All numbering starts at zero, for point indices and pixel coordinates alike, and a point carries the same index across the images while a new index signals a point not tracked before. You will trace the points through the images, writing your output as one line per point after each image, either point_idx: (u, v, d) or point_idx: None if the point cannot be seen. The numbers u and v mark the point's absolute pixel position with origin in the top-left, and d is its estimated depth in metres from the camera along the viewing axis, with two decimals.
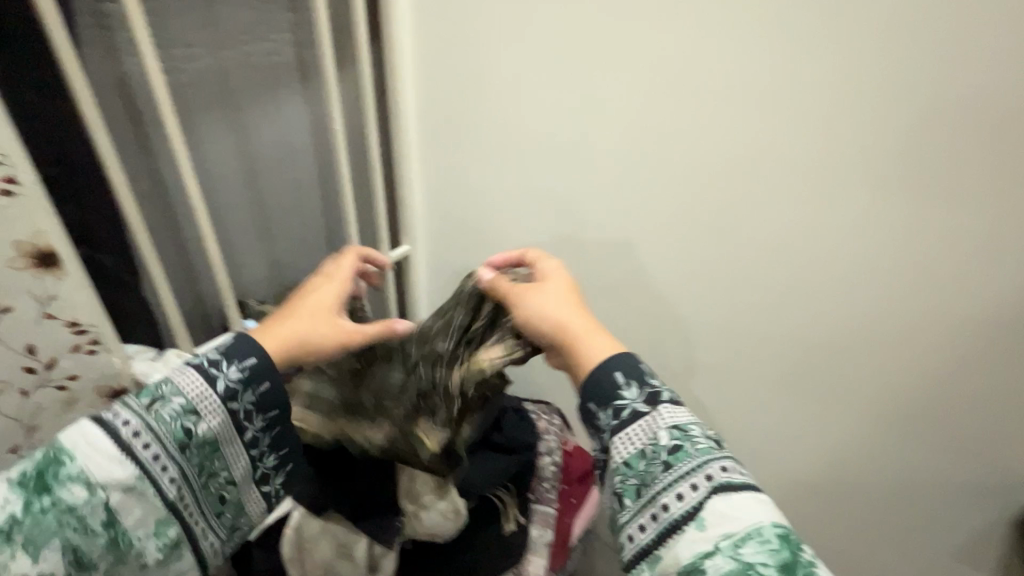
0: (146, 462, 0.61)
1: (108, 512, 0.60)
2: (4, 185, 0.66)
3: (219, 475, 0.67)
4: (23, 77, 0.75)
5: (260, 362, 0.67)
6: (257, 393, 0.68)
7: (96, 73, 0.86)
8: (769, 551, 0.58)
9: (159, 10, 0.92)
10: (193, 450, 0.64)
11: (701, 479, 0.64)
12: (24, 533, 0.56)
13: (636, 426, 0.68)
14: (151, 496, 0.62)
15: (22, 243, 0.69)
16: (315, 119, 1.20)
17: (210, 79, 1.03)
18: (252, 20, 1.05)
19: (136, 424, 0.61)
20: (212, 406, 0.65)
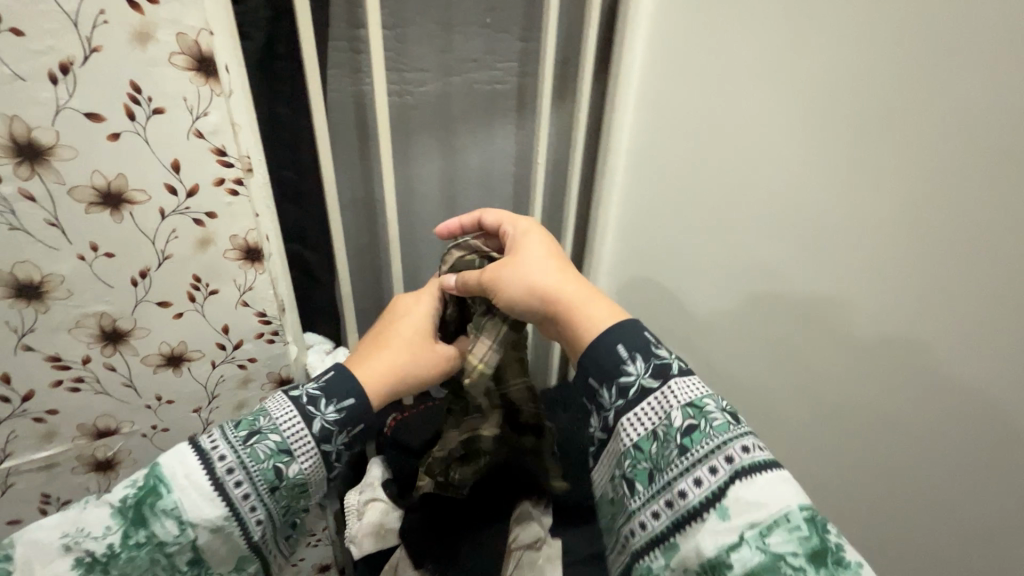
0: (245, 502, 0.66)
1: (194, 548, 0.64)
2: (233, 186, 0.73)
3: (301, 510, 0.71)
4: (280, 93, 0.84)
5: (356, 404, 0.73)
6: (348, 433, 0.72)
7: (340, 92, 0.95)
8: (799, 531, 0.56)
9: (402, 37, 0.97)
10: (282, 492, 0.68)
11: (723, 460, 0.62)
12: (119, 549, 0.62)
13: (647, 406, 0.67)
14: (236, 534, 0.66)
15: (237, 237, 0.77)
16: (520, 147, 1.19)
17: (433, 103, 1.06)
18: (483, 48, 1.06)
19: (230, 460, 0.65)
20: (303, 446, 0.69)
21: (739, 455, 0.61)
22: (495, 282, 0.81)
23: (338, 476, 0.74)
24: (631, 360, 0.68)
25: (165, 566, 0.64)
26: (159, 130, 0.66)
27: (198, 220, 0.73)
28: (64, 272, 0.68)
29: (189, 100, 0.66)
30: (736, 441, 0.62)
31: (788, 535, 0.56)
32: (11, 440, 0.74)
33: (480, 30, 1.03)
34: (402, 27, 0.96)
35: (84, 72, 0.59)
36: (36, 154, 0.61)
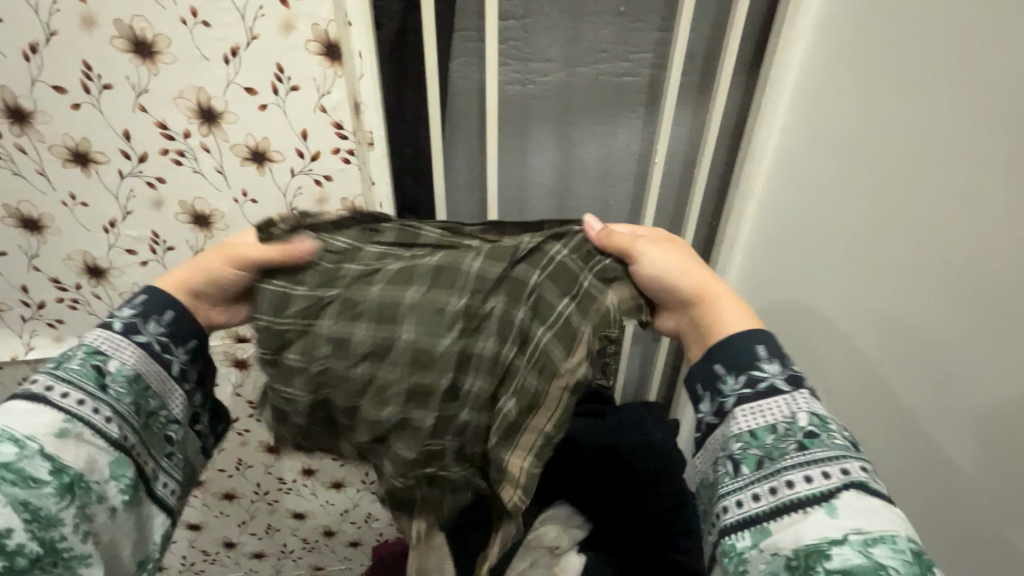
0: (67, 407, 0.60)
1: (43, 459, 0.57)
2: (347, 155, 0.86)
3: (153, 413, 0.66)
4: (406, 77, 0.94)
5: (156, 298, 0.67)
6: (168, 320, 0.67)
7: (464, 78, 1.01)
8: (905, 552, 0.48)
9: (531, 26, 0.99)
10: (117, 389, 0.63)
11: (848, 471, 0.52)
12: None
13: (770, 402, 0.57)
14: (85, 438, 0.60)
15: (347, 200, 0.91)
16: (645, 144, 1.14)
17: (555, 93, 1.06)
18: (616, 38, 1.02)
19: (47, 381, 0.61)
20: (121, 342, 0.64)
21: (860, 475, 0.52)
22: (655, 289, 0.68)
23: (185, 368, 0.69)
24: (755, 367, 0.59)
25: (17, 483, 0.55)
26: (296, 104, 0.80)
27: (317, 180, 0.88)
28: (224, 209, 0.88)
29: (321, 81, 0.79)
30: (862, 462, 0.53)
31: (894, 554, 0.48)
32: None
33: (614, 19, 1.00)
34: (533, 17, 0.98)
35: (247, 54, 0.76)
36: (212, 117, 0.80)
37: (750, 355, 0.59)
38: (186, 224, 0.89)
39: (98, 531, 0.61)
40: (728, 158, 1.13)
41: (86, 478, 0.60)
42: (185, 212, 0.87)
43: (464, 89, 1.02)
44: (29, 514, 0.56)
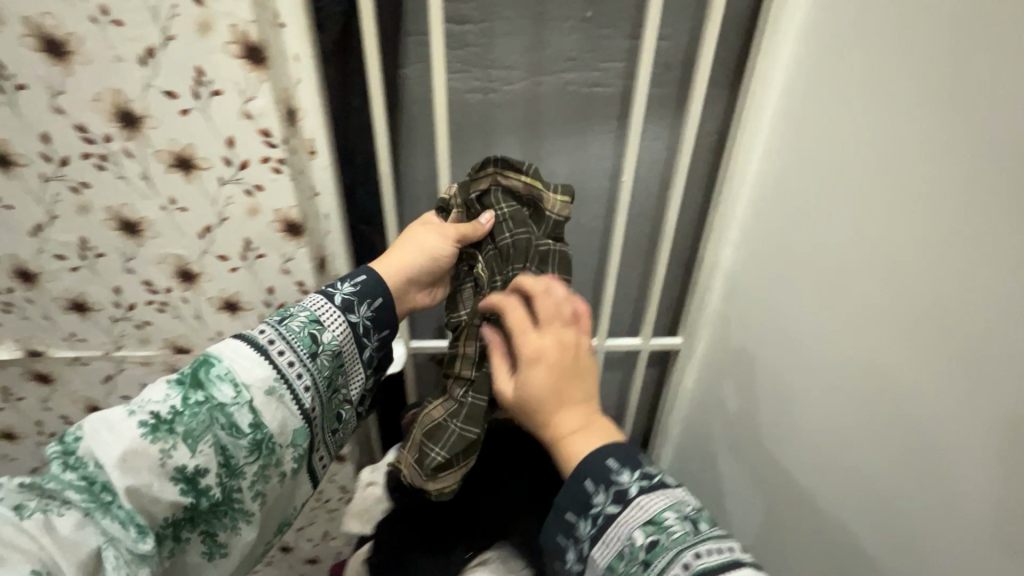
0: (284, 362, 0.68)
1: (252, 412, 0.65)
2: (276, 165, 0.81)
3: (339, 382, 0.74)
4: (351, 84, 0.88)
5: (369, 283, 0.78)
6: (372, 305, 0.77)
7: (418, 86, 0.95)
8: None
9: (490, 32, 0.92)
10: (320, 359, 0.71)
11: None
12: (181, 433, 0.62)
13: (611, 530, 0.58)
14: (286, 401, 0.67)
15: (280, 211, 0.85)
16: (618, 161, 1.05)
17: (520, 103, 0.99)
18: (583, 46, 0.94)
19: (272, 335, 0.69)
20: (335, 316, 0.74)
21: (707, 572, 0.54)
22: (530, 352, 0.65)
23: (375, 356, 0.79)
24: (603, 483, 0.59)
25: (226, 430, 0.64)
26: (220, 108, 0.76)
27: (248, 190, 0.83)
28: (152, 217, 0.84)
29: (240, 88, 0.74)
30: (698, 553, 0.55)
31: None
32: (122, 336, 0.97)
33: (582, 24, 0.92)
34: (492, 20, 0.91)
35: (164, 56, 0.71)
36: (132, 122, 0.76)
37: (599, 469, 0.59)
38: (114, 231, 0.85)
39: (243, 524, 0.68)
40: (708, 179, 1.05)
41: (277, 436, 0.67)
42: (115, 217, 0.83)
43: (417, 100, 0.96)
44: (224, 457, 0.65)
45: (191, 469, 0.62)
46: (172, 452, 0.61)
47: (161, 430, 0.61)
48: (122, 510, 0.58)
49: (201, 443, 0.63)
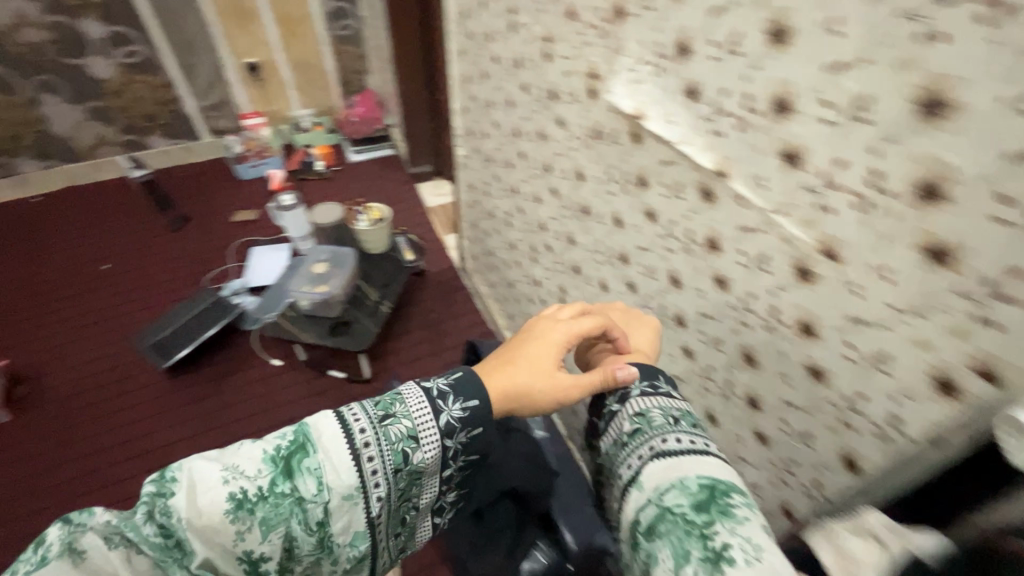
0: (364, 475, 0.57)
1: (323, 514, 0.55)
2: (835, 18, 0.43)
3: (411, 493, 0.62)
4: None
5: (478, 408, 0.61)
6: (473, 436, 0.62)
7: None
8: (678, 516, 0.48)
9: None
10: (402, 476, 0.59)
11: (627, 472, 0.56)
12: (262, 510, 0.53)
13: (612, 422, 0.62)
14: (358, 506, 0.57)
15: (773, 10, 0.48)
16: None
17: None
18: None
19: (365, 428, 0.58)
20: (430, 437, 0.60)
21: (661, 483, 0.51)
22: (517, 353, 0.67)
23: (457, 474, 0.66)
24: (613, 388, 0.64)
25: (301, 523, 0.54)
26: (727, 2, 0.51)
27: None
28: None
29: (913, 18, 0.38)
30: (638, 454, 0.56)
31: (674, 530, 0.47)
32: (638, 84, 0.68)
33: None
34: None
35: None
36: None
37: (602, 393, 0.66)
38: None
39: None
40: None
41: (334, 538, 0.56)
42: (612, 102, 0.74)
43: None
44: (288, 548, 0.53)
45: (256, 553, 0.52)
46: (246, 532, 0.52)
47: (239, 511, 0.52)
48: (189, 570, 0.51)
49: (272, 530, 0.53)
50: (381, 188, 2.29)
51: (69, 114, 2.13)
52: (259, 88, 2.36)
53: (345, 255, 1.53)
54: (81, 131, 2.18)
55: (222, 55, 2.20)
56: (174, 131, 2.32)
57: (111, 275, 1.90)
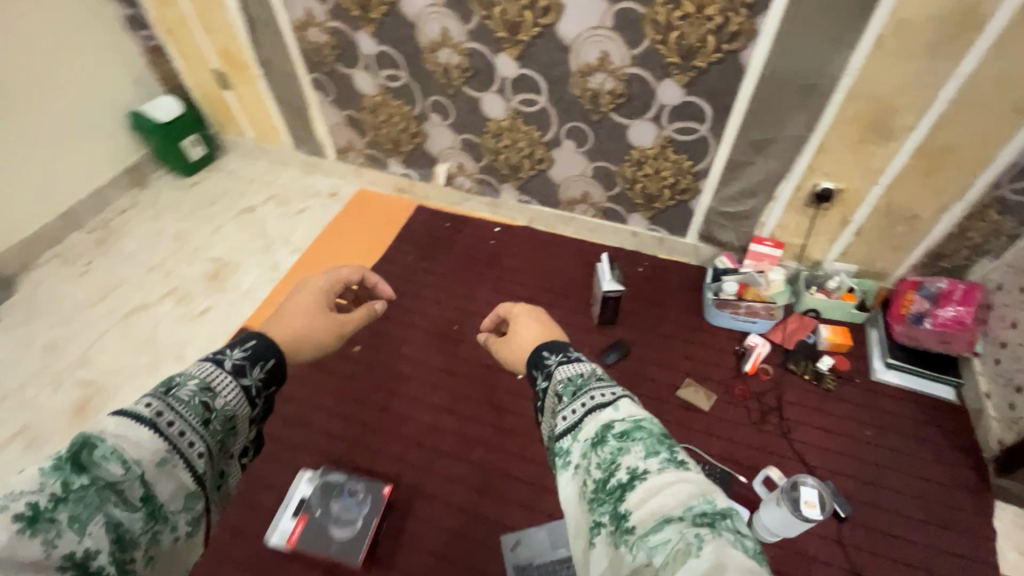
0: (177, 436, 0.50)
1: (144, 485, 0.46)
2: None
3: (226, 448, 0.56)
4: None
5: (257, 341, 0.64)
6: (266, 370, 0.63)
7: None
8: (653, 431, 0.61)
9: None
10: (215, 421, 0.54)
11: (597, 396, 0.68)
12: (66, 511, 0.41)
13: (576, 363, 0.78)
14: (178, 467, 0.49)
15: None
16: None
17: None
18: None
19: (155, 403, 0.50)
20: (224, 386, 0.57)
21: (633, 411, 0.64)
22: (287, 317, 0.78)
23: (263, 412, 0.63)
24: (556, 352, 0.82)
25: (117, 504, 0.44)
26: None
27: None
28: None
29: None
30: (602, 392, 0.68)
31: (649, 440, 0.59)
32: None
33: None
34: None
35: None
36: None
37: (540, 361, 0.82)
38: None
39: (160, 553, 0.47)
40: None
41: (167, 508, 0.48)
42: None
43: None
44: (116, 535, 0.44)
45: (79, 556, 0.41)
46: (55, 542, 0.40)
47: (39, 524, 0.40)
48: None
49: (88, 523, 0.42)
50: (875, 399, 1.10)
51: (445, 141, 1.41)
52: (806, 222, 1.17)
53: None
54: (449, 160, 1.45)
55: (802, 161, 1.07)
56: (411, 167, 1.53)
57: (368, 376, 1.16)
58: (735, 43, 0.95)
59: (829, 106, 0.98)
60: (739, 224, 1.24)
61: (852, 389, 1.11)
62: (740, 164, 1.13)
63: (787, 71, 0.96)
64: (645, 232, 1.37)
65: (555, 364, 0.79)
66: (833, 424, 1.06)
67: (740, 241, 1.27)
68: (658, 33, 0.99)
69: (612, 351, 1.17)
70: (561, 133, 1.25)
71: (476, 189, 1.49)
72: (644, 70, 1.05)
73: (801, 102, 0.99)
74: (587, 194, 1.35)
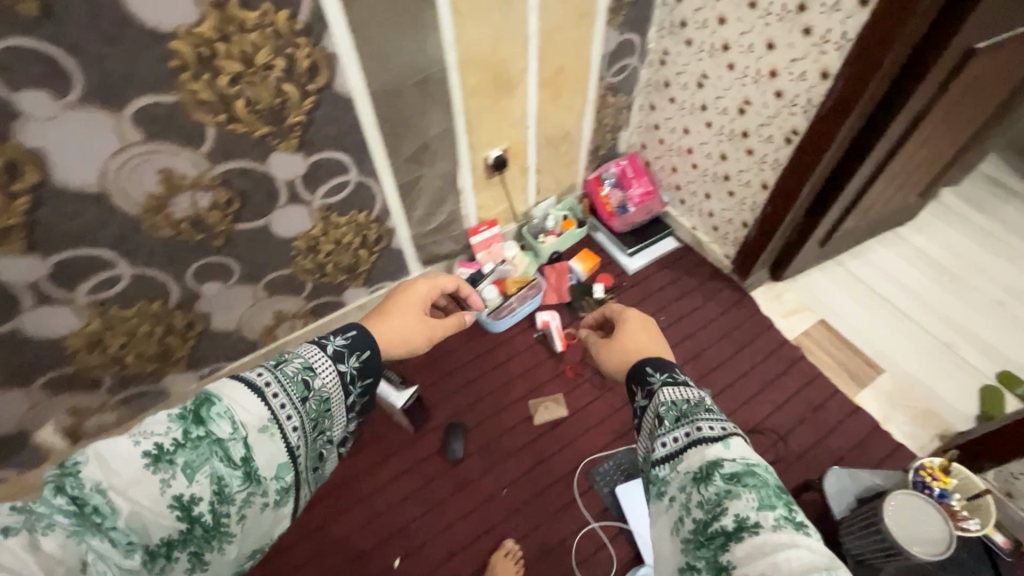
0: (274, 408, 0.48)
1: (245, 451, 0.45)
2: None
3: (321, 431, 0.52)
4: None
5: (360, 335, 0.58)
6: (363, 361, 0.57)
7: None
8: (769, 485, 0.47)
9: None
10: (309, 402, 0.51)
11: (704, 429, 0.53)
12: (183, 456, 0.42)
13: (672, 391, 0.61)
14: (274, 432, 0.47)
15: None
16: None
17: None
18: None
19: (265, 376, 0.49)
20: (325, 366, 0.53)
21: (748, 453, 0.50)
22: (380, 315, 0.72)
23: (359, 405, 0.57)
24: (666, 372, 0.64)
25: (223, 460, 0.44)
26: None
27: None
28: None
29: None
30: (719, 426, 0.54)
31: (765, 489, 0.47)
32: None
33: None
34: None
35: None
36: None
37: (640, 375, 0.65)
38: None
39: (247, 518, 0.46)
40: None
41: (263, 474, 0.46)
42: None
43: None
44: (219, 488, 0.44)
45: (185, 499, 0.42)
46: (168, 483, 0.42)
47: (160, 463, 0.42)
48: (118, 529, 0.40)
49: (196, 472, 0.43)
50: (642, 288, 1.21)
51: (16, 405, 0.84)
52: (499, 189, 1.11)
53: (888, 510, 0.67)
54: (52, 417, 0.90)
55: (463, 147, 0.97)
56: None
57: None
58: (319, 78, 0.73)
59: (452, 89, 0.87)
60: (449, 229, 1.12)
61: (625, 293, 1.20)
62: (413, 184, 0.97)
63: (393, 77, 0.79)
64: (371, 297, 1.13)
65: (661, 385, 0.62)
66: None
67: (461, 241, 1.16)
68: (219, 114, 0.68)
69: (452, 438, 0.99)
70: (190, 283, 0.85)
71: (128, 411, 0.98)
72: (236, 160, 0.74)
73: (425, 99, 0.85)
74: (281, 311, 1.02)
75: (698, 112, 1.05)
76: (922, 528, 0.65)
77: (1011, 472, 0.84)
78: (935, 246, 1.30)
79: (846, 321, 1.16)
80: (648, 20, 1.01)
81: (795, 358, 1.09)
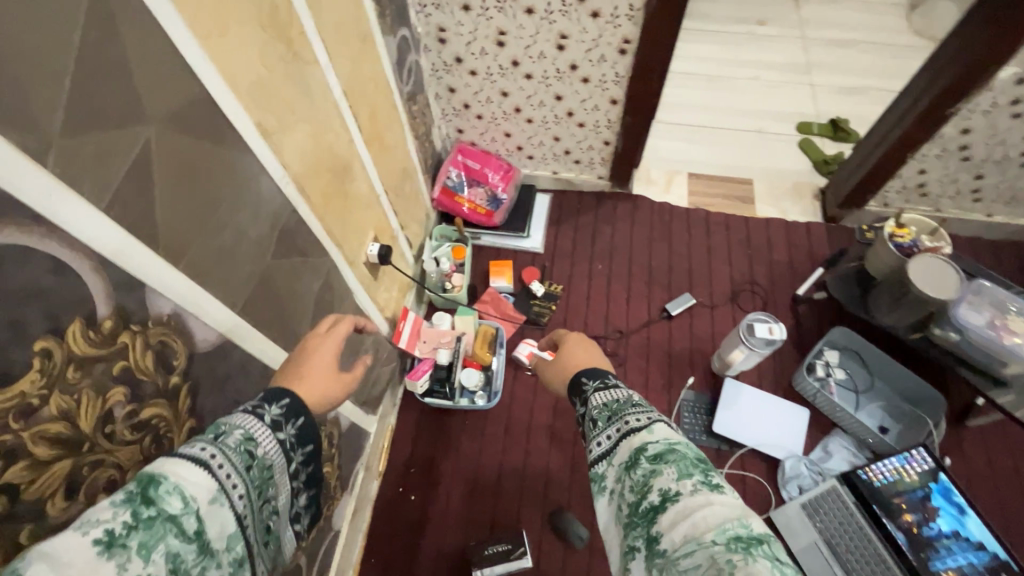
0: (227, 482, 0.35)
1: (200, 527, 0.32)
2: None
3: (264, 507, 0.39)
4: None
5: (297, 398, 0.45)
6: (306, 425, 0.44)
7: None
8: (690, 457, 0.42)
9: None
10: (255, 477, 0.38)
11: (633, 421, 0.47)
12: (140, 536, 0.29)
13: (605, 392, 0.53)
14: (219, 505, 0.34)
15: None
16: None
17: None
18: None
19: (211, 454, 0.35)
20: (266, 432, 0.40)
21: (671, 430, 0.46)
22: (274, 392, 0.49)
23: (299, 480, 0.45)
24: (600, 375, 0.57)
25: (179, 537, 0.30)
26: None
27: None
28: None
29: None
30: (645, 413, 0.48)
31: (683, 457, 0.42)
32: None
33: None
34: None
35: None
36: None
37: (574, 387, 0.57)
38: None
39: None
40: None
41: (217, 547, 0.33)
42: None
43: None
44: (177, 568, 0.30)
45: None
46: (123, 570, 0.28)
47: (113, 546, 0.28)
48: None
49: (157, 547, 0.29)
50: (559, 254, 1.14)
51: None
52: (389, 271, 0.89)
53: (917, 287, 0.80)
54: None
55: (345, 267, 0.71)
56: None
57: None
58: (177, 360, 0.42)
59: (310, 223, 0.60)
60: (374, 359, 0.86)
61: (555, 271, 1.12)
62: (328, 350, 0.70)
63: (248, 268, 0.50)
64: (357, 490, 0.86)
65: (594, 390, 0.55)
66: (597, 291, 1.10)
67: (388, 352, 0.92)
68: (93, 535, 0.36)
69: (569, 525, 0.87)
70: None
71: None
72: None
73: (294, 259, 0.58)
74: None
75: (510, 70, 0.94)
76: (930, 276, 0.80)
77: (886, 190, 1.07)
78: (692, 63, 1.48)
79: (700, 163, 1.28)
80: (406, 7, 0.82)
81: (705, 217, 1.18)
